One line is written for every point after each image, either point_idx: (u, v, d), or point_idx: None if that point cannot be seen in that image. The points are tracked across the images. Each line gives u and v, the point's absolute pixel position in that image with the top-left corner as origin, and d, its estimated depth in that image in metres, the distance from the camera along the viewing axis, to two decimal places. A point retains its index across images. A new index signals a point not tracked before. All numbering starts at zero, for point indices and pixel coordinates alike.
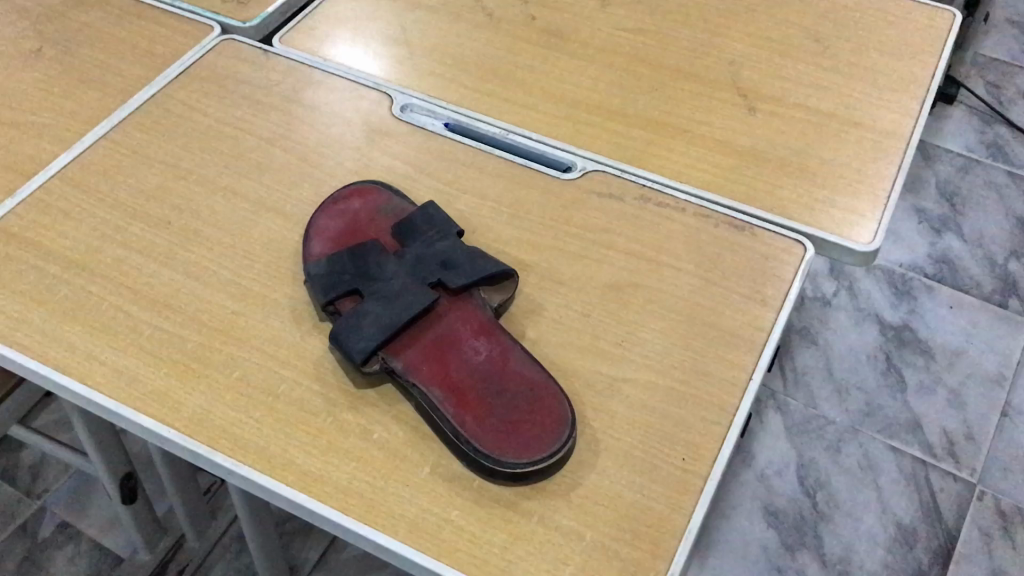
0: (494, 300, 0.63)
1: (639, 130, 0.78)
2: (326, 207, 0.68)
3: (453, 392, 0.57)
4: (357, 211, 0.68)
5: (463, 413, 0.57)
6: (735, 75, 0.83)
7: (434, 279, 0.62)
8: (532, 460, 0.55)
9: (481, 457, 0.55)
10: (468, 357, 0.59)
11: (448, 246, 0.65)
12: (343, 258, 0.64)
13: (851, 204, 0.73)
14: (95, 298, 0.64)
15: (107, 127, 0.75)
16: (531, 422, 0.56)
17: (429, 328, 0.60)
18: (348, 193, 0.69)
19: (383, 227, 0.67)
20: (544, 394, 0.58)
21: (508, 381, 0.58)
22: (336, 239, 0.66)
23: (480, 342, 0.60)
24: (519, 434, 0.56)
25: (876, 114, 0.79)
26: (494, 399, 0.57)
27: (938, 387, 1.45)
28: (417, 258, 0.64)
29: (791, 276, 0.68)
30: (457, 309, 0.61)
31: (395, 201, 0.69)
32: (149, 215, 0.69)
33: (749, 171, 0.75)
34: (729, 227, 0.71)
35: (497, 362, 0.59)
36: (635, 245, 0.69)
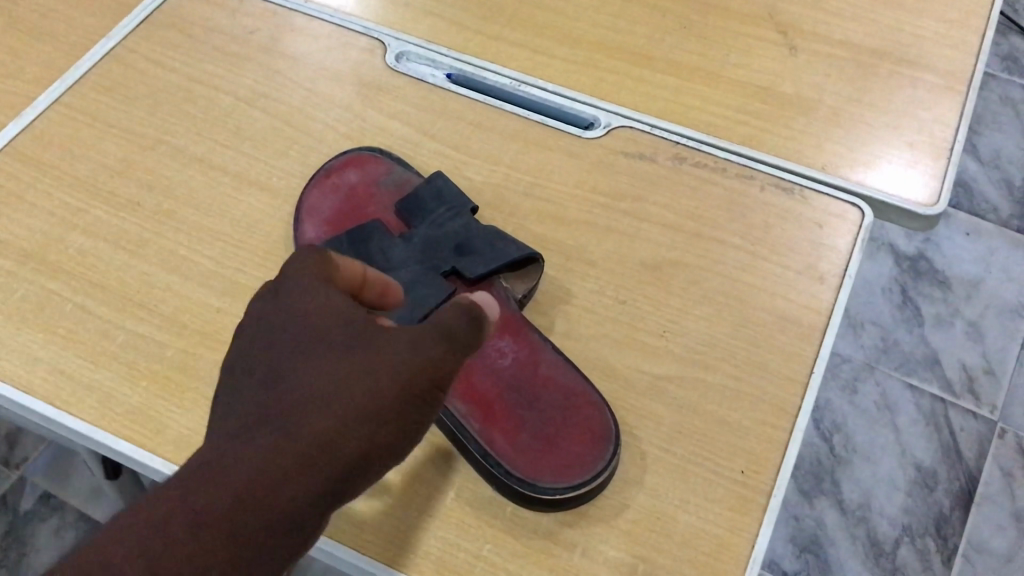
0: (517, 291, 0.56)
1: (667, 76, 0.69)
2: (317, 181, 0.60)
3: (477, 403, 0.50)
4: (353, 186, 0.60)
5: (490, 429, 0.50)
6: (771, 9, 0.73)
7: (448, 267, 0.54)
8: (572, 483, 0.48)
9: (514, 482, 0.48)
10: (492, 362, 0.52)
11: (461, 227, 0.56)
12: (341, 243, 0.56)
13: (910, 158, 0.65)
14: (57, 299, 0.56)
15: (60, 90, 0.65)
16: (568, 437, 0.50)
17: None
18: (341, 163, 0.61)
19: (385, 204, 0.59)
20: (581, 403, 0.51)
21: (539, 389, 0.51)
22: (331, 220, 0.58)
23: (505, 343, 0.53)
24: (556, 452, 0.49)
25: (932, 50, 0.70)
26: (525, 412, 0.50)
27: (955, 320, 1.39)
28: (427, 242, 0.56)
29: (849, 247, 0.60)
30: None
31: (397, 172, 0.60)
32: (115, 195, 0.60)
33: (794, 123, 0.66)
34: (776, 190, 0.63)
35: (526, 366, 0.52)
36: (671, 215, 0.61)
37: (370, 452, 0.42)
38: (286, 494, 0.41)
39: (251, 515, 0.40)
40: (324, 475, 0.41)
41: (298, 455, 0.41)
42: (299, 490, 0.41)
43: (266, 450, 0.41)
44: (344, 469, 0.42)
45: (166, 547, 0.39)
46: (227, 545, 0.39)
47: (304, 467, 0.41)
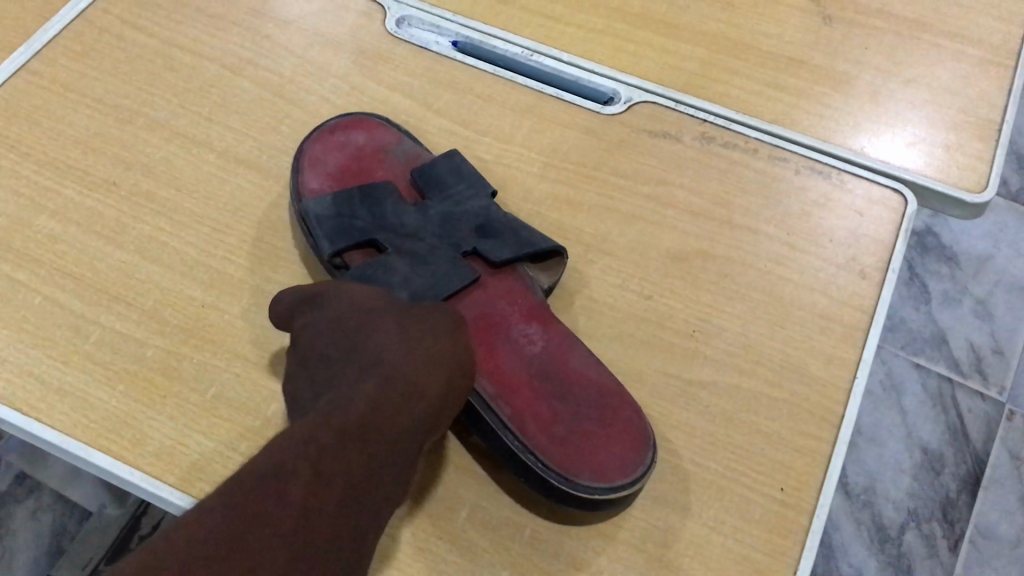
0: (542, 280, 0.51)
1: (691, 47, 0.63)
2: (321, 136, 0.54)
3: (504, 387, 0.45)
4: (360, 147, 0.54)
5: (518, 416, 0.44)
6: None
7: (469, 248, 0.49)
8: (611, 484, 0.43)
9: (548, 475, 0.43)
10: (519, 346, 0.47)
11: (482, 206, 0.51)
12: (352, 197, 0.51)
13: (956, 140, 0.59)
14: (24, 290, 0.50)
15: (26, 55, 0.59)
16: (606, 431, 0.44)
17: (467, 305, 0.48)
18: (347, 123, 0.55)
19: (394, 173, 0.54)
20: (618, 399, 0.46)
21: (573, 379, 0.46)
22: (336, 176, 0.53)
23: (533, 329, 0.48)
24: (594, 446, 0.44)
25: (976, 22, 0.65)
26: (558, 401, 0.45)
27: (963, 298, 1.24)
28: (444, 217, 0.51)
29: (891, 237, 0.55)
30: (502, 285, 0.49)
31: (407, 145, 0.55)
32: (89, 174, 0.55)
33: (828, 99, 0.61)
34: (812, 174, 0.58)
35: (556, 354, 0.47)
36: (699, 201, 0.56)
37: (447, 401, 0.41)
38: (392, 428, 0.38)
39: (344, 459, 0.36)
40: (415, 416, 0.39)
41: (390, 389, 0.39)
42: (402, 424, 0.38)
43: (370, 386, 0.39)
44: (432, 412, 0.40)
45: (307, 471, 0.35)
46: (356, 467, 0.36)
47: (379, 418, 0.38)
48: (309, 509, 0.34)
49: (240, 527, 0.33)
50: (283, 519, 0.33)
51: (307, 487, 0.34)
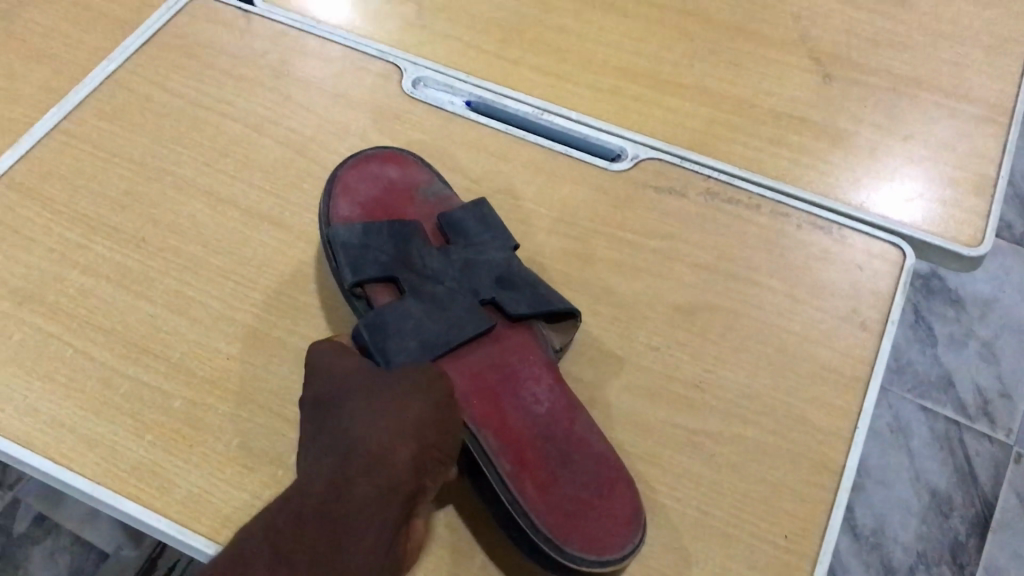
0: (554, 340, 0.52)
1: (695, 105, 0.66)
2: (357, 164, 0.57)
3: (508, 444, 0.46)
4: (392, 182, 0.57)
5: (520, 475, 0.45)
6: (803, 35, 0.70)
7: (488, 296, 0.51)
8: (601, 558, 0.44)
9: (542, 540, 0.44)
10: (527, 405, 0.48)
11: (501, 261, 0.53)
12: (381, 228, 0.53)
13: (953, 194, 0.61)
14: (56, 343, 0.52)
15: (58, 115, 0.62)
16: (603, 506, 0.45)
17: (478, 358, 0.49)
18: (383, 157, 0.58)
19: (421, 212, 0.56)
20: (617, 477, 0.47)
21: (576, 448, 0.47)
22: (365, 206, 0.55)
23: (542, 389, 0.48)
24: (590, 519, 0.45)
25: (971, 79, 0.67)
26: (560, 467, 0.46)
27: (970, 340, 1.26)
28: (465, 262, 0.52)
29: (891, 290, 0.57)
30: (515, 342, 0.50)
31: (437, 186, 0.57)
32: (118, 231, 0.57)
33: (829, 155, 0.63)
34: (813, 229, 0.60)
35: (563, 418, 0.48)
36: (704, 255, 0.58)
37: (424, 465, 0.43)
38: (357, 505, 0.42)
39: (306, 547, 0.41)
40: (382, 487, 0.42)
41: (355, 462, 0.42)
42: (367, 493, 0.42)
43: (335, 462, 0.43)
44: (405, 476, 0.43)
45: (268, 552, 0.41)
46: (318, 552, 0.41)
47: (340, 500, 0.42)
48: None
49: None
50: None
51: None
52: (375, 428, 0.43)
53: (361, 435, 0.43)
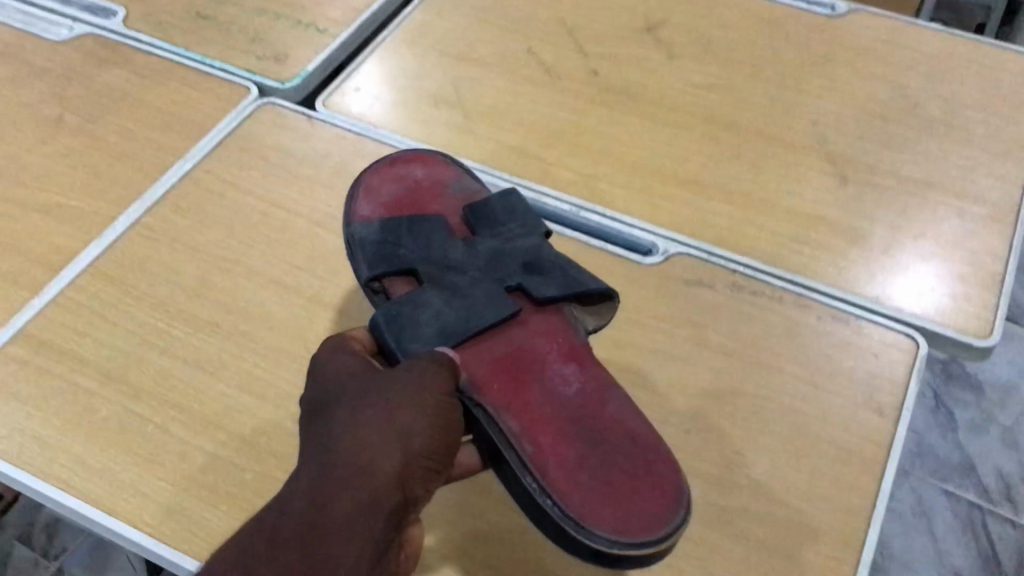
0: (589, 322, 0.57)
1: (721, 205, 0.71)
2: (384, 168, 0.62)
3: (533, 426, 0.49)
4: (418, 181, 0.62)
5: (545, 457, 0.48)
6: (820, 139, 0.76)
7: (514, 283, 0.55)
8: (628, 538, 0.46)
9: (567, 519, 0.46)
10: (554, 388, 0.51)
11: (523, 250, 0.57)
12: (400, 224, 0.57)
13: (963, 288, 0.66)
14: (138, 420, 0.57)
15: (139, 211, 0.68)
16: (629, 484, 0.48)
17: (506, 346, 0.52)
18: (410, 158, 0.63)
19: (445, 207, 0.61)
20: (642, 454, 0.49)
21: (601, 428, 0.50)
22: (388, 204, 0.60)
23: (569, 370, 0.52)
24: (615, 497, 0.47)
25: (978, 182, 0.72)
26: (586, 447, 0.49)
27: (990, 426, 1.29)
28: (493, 250, 0.57)
29: (906, 378, 0.61)
30: (543, 330, 0.54)
31: (461, 184, 0.62)
32: (193, 316, 0.63)
33: (847, 252, 0.68)
34: (833, 320, 0.64)
35: (590, 397, 0.51)
36: (731, 343, 0.63)
37: (409, 477, 0.45)
38: (336, 517, 0.43)
39: (284, 558, 0.42)
40: (364, 497, 0.44)
41: (338, 473, 0.44)
42: (349, 505, 0.44)
43: (318, 475, 0.45)
44: (390, 486, 0.44)
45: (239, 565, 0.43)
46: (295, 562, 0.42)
47: (319, 512, 0.43)
48: None
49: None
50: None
51: None
52: (363, 437, 0.45)
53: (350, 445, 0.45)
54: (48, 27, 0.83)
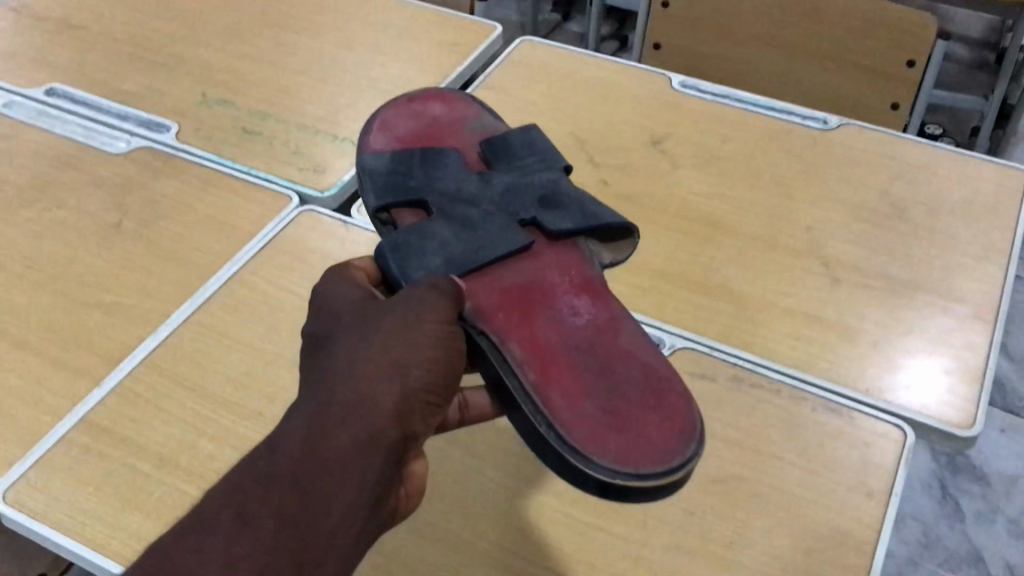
0: (605, 256, 0.64)
1: (723, 303, 0.77)
2: (405, 107, 0.70)
3: (539, 357, 0.53)
4: (437, 118, 0.70)
5: (547, 386, 0.52)
6: (814, 244, 0.82)
7: (529, 218, 0.60)
8: (628, 471, 0.50)
9: (569, 449, 0.50)
10: (563, 321, 0.55)
11: (535, 184, 0.63)
12: (416, 153, 0.65)
13: (947, 381, 0.72)
14: (189, 500, 0.63)
15: (191, 308, 0.75)
16: (633, 418, 0.52)
17: (519, 280, 0.57)
18: (432, 100, 0.71)
19: (460, 141, 0.69)
20: (647, 390, 0.53)
21: (606, 361, 0.54)
22: (405, 134, 0.68)
23: (579, 305, 0.56)
24: (616, 429, 0.51)
25: (960, 284, 0.79)
26: (589, 379, 0.53)
27: (997, 517, 1.31)
28: (508, 185, 0.63)
29: (895, 465, 0.66)
30: (555, 269, 0.58)
31: (477, 126, 0.71)
32: (238, 405, 0.69)
33: (839, 347, 0.74)
34: (826, 411, 0.69)
35: (599, 330, 0.55)
36: (732, 432, 0.68)
37: (407, 408, 0.47)
38: (332, 448, 0.44)
39: (273, 496, 0.43)
40: (362, 427, 0.45)
41: (337, 403, 0.46)
42: (348, 439, 0.45)
43: (313, 408, 0.46)
44: (388, 416, 0.46)
45: (233, 514, 0.43)
46: (286, 502, 0.43)
47: (312, 444, 0.44)
48: (232, 556, 0.42)
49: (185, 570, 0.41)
50: (211, 562, 0.41)
51: (229, 532, 0.42)
52: (361, 366, 0.47)
53: (350, 374, 0.47)
54: (108, 140, 0.92)
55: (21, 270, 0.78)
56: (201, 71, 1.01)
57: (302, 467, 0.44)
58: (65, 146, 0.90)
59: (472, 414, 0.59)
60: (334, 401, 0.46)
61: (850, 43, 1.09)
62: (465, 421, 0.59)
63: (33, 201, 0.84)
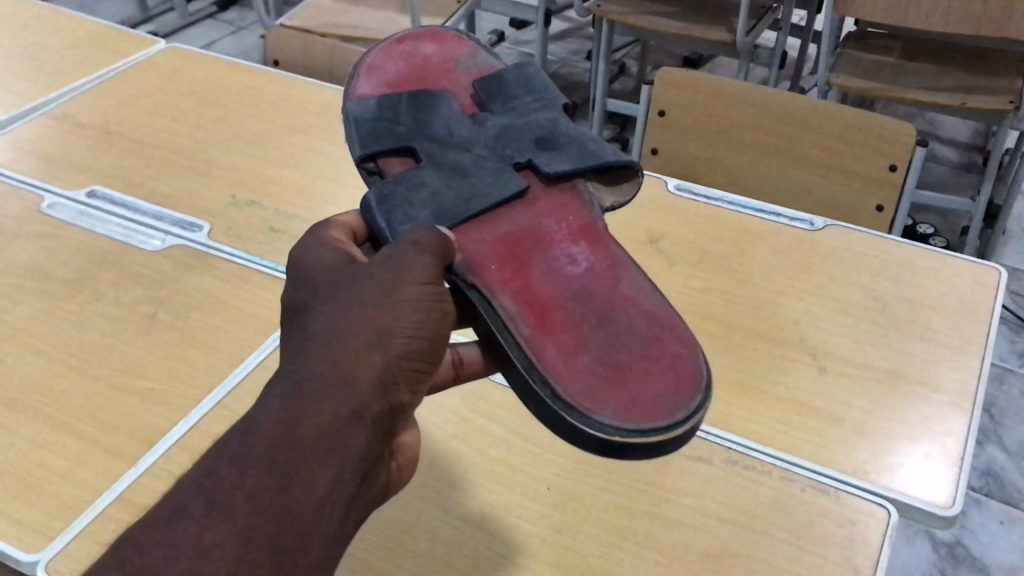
0: (606, 198, 0.70)
1: (717, 390, 0.83)
2: (396, 48, 0.77)
3: (535, 314, 0.60)
4: (427, 57, 0.77)
5: (542, 342, 0.58)
6: (802, 335, 0.88)
7: (524, 161, 0.67)
8: (623, 426, 0.55)
9: (566, 407, 0.56)
10: (559, 276, 0.62)
11: (528, 131, 0.70)
12: (406, 95, 0.71)
13: (928, 463, 0.76)
14: None
15: (221, 393, 0.81)
16: (624, 374, 0.58)
17: (518, 234, 0.63)
18: (423, 40, 0.78)
19: (448, 79, 0.75)
20: (638, 346, 0.59)
21: (599, 315, 0.60)
22: (394, 74, 0.75)
23: (574, 258, 0.63)
24: (608, 386, 0.57)
25: (939, 373, 0.84)
26: (582, 333, 0.59)
27: None
28: (502, 127, 0.70)
29: (879, 541, 0.71)
30: (552, 220, 0.64)
31: (466, 62, 0.77)
32: None
33: (826, 431, 0.79)
34: (814, 491, 0.74)
35: (591, 282, 0.62)
36: (726, 510, 0.73)
37: (388, 381, 0.51)
38: (313, 426, 0.48)
39: (253, 476, 0.46)
40: (343, 404, 0.49)
41: (320, 380, 0.49)
42: (330, 416, 0.49)
43: (294, 385, 0.49)
44: (370, 389, 0.50)
45: (207, 500, 0.46)
46: (266, 483, 0.46)
47: (292, 423, 0.48)
48: (212, 537, 0.45)
49: (162, 558, 0.44)
50: (187, 546, 0.44)
51: (207, 515, 0.45)
52: (343, 338, 0.50)
53: (331, 345, 0.50)
54: (144, 238, 0.99)
55: (63, 358, 0.84)
56: (230, 175, 1.09)
57: (283, 447, 0.47)
58: (104, 244, 0.97)
59: (465, 371, 0.65)
60: (315, 377, 0.49)
61: (835, 149, 1.17)
62: (459, 378, 0.65)
63: (74, 294, 0.91)
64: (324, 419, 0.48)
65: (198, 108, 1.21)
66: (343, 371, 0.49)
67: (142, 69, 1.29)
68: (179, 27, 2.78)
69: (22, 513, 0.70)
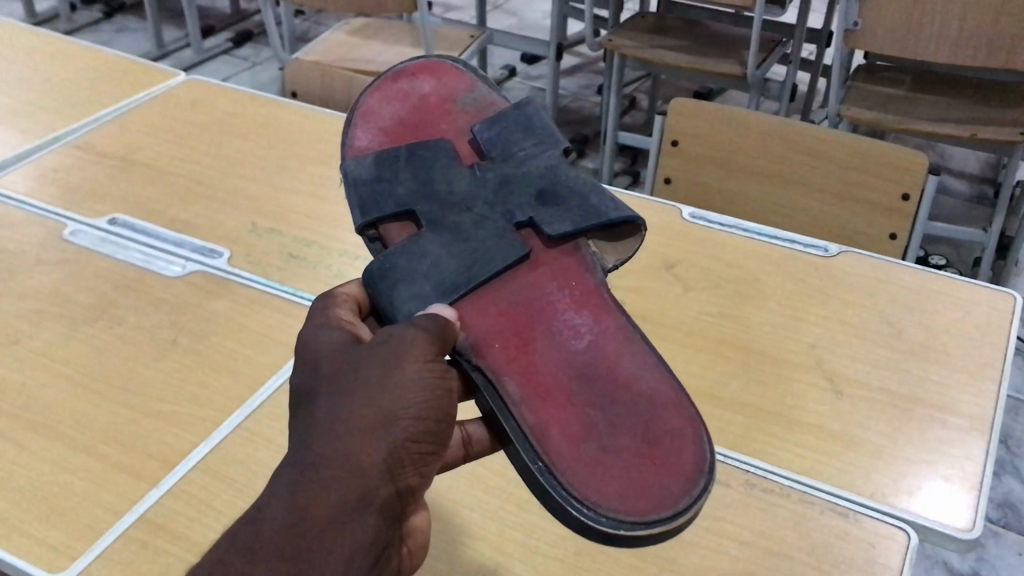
0: (608, 259, 0.70)
1: (735, 414, 0.83)
2: (389, 86, 0.77)
3: (540, 397, 0.60)
4: (424, 95, 0.77)
5: (548, 428, 0.59)
6: (819, 360, 0.88)
7: (524, 219, 0.68)
8: (629, 517, 0.56)
9: (573, 502, 0.56)
10: (564, 353, 0.62)
11: (529, 181, 0.70)
12: (401, 152, 0.71)
13: (947, 487, 0.76)
14: None
15: (241, 416, 0.81)
16: (629, 459, 0.58)
17: (522, 308, 0.64)
18: (418, 75, 0.78)
19: (446, 119, 0.76)
20: (643, 426, 0.60)
21: (604, 395, 0.61)
22: (389, 120, 0.75)
23: (578, 331, 0.63)
24: (613, 475, 0.57)
25: (956, 396, 0.84)
26: (588, 416, 0.60)
27: None
28: (502, 179, 0.70)
29: (899, 564, 0.70)
30: (556, 289, 0.65)
31: (464, 99, 0.77)
32: None
33: (844, 454, 0.79)
34: (834, 514, 0.74)
35: (595, 358, 0.63)
36: (745, 532, 0.73)
37: (395, 466, 0.49)
38: (320, 514, 0.46)
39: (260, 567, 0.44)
40: (352, 490, 0.47)
41: (325, 466, 0.47)
42: (338, 502, 0.46)
43: (298, 472, 0.47)
44: (378, 475, 0.48)
45: None
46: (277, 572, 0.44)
47: (299, 510, 0.46)
48: None
49: None
50: None
51: None
52: (346, 424, 0.49)
53: (335, 432, 0.48)
54: (165, 264, 1.00)
55: (85, 381, 0.84)
56: (250, 204, 1.10)
57: (292, 536, 0.45)
58: (126, 270, 0.98)
59: (476, 449, 0.65)
60: (319, 464, 0.47)
61: (847, 178, 1.18)
62: (470, 456, 0.65)
63: (96, 317, 0.92)
64: (332, 506, 0.46)
65: (218, 138, 1.23)
66: (349, 456, 0.48)
67: (163, 100, 1.31)
68: (196, 61, 2.82)
69: (43, 533, 0.71)
